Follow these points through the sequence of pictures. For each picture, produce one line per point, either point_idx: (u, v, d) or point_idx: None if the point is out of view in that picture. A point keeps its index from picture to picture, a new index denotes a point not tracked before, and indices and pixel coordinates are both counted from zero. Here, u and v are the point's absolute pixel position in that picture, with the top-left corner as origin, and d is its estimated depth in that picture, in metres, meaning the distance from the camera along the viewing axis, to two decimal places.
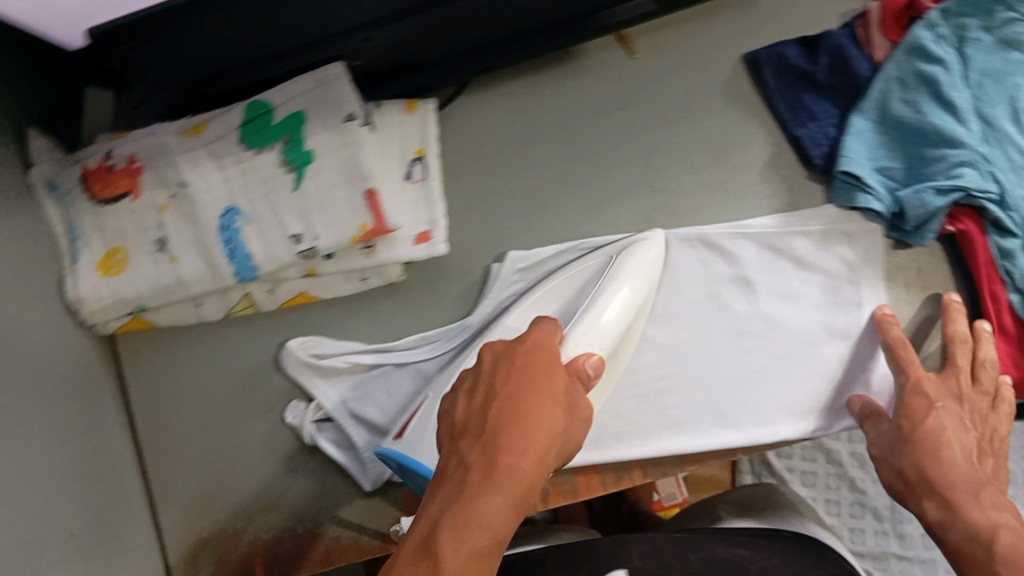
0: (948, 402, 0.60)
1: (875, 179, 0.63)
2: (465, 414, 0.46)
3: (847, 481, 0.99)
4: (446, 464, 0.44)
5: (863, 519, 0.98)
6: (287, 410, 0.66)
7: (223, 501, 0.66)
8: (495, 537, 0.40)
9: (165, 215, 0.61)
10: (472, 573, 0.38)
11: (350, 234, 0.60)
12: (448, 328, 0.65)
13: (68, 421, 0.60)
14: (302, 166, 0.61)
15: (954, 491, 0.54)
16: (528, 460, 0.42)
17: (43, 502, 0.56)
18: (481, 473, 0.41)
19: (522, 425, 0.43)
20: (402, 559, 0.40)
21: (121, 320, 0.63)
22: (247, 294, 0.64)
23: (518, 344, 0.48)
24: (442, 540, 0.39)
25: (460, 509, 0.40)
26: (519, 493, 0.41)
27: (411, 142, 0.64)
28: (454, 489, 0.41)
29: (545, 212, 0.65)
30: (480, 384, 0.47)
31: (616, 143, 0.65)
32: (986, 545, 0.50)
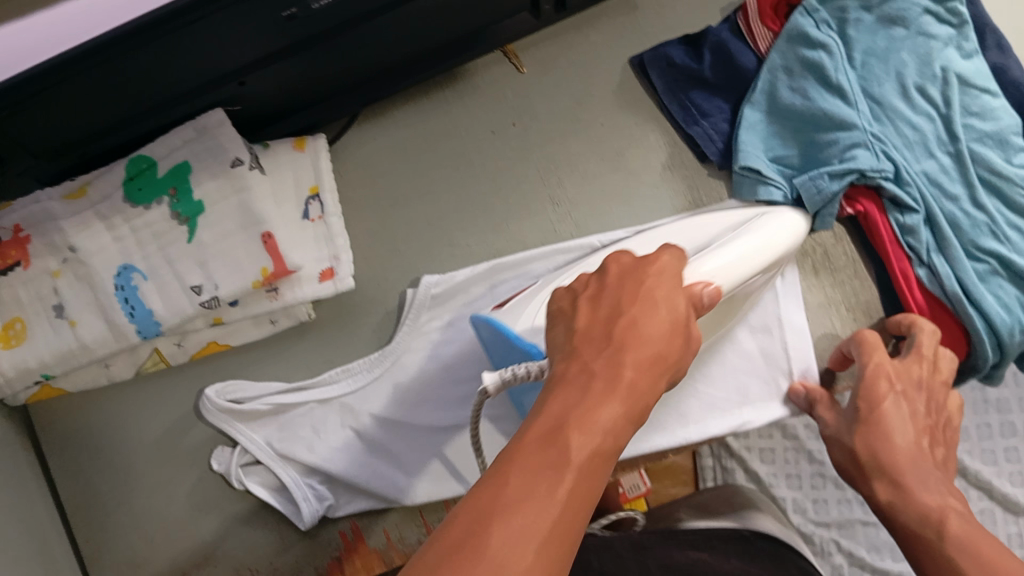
0: (907, 386, 0.56)
1: (775, 169, 0.63)
2: (584, 324, 0.38)
3: (806, 454, 0.83)
4: (555, 372, 0.36)
5: (825, 489, 0.82)
6: (213, 458, 0.64)
7: (158, 564, 0.64)
8: (616, 448, 0.33)
9: (60, 281, 0.59)
10: (597, 476, 0.32)
11: (252, 280, 0.59)
12: (367, 360, 0.64)
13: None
14: (195, 217, 0.60)
15: (899, 467, 0.50)
16: (643, 376, 0.35)
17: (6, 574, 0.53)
18: (608, 379, 0.35)
19: (633, 343, 0.36)
20: (513, 447, 0.32)
21: (30, 390, 0.61)
22: (155, 350, 0.63)
23: (639, 266, 0.41)
24: (570, 436, 0.32)
25: (583, 410, 0.33)
26: (636, 411, 0.35)
27: (305, 179, 0.63)
28: (576, 392, 0.34)
29: (451, 232, 0.65)
30: (601, 295, 0.40)
31: (514, 156, 0.66)
32: (937, 528, 0.44)
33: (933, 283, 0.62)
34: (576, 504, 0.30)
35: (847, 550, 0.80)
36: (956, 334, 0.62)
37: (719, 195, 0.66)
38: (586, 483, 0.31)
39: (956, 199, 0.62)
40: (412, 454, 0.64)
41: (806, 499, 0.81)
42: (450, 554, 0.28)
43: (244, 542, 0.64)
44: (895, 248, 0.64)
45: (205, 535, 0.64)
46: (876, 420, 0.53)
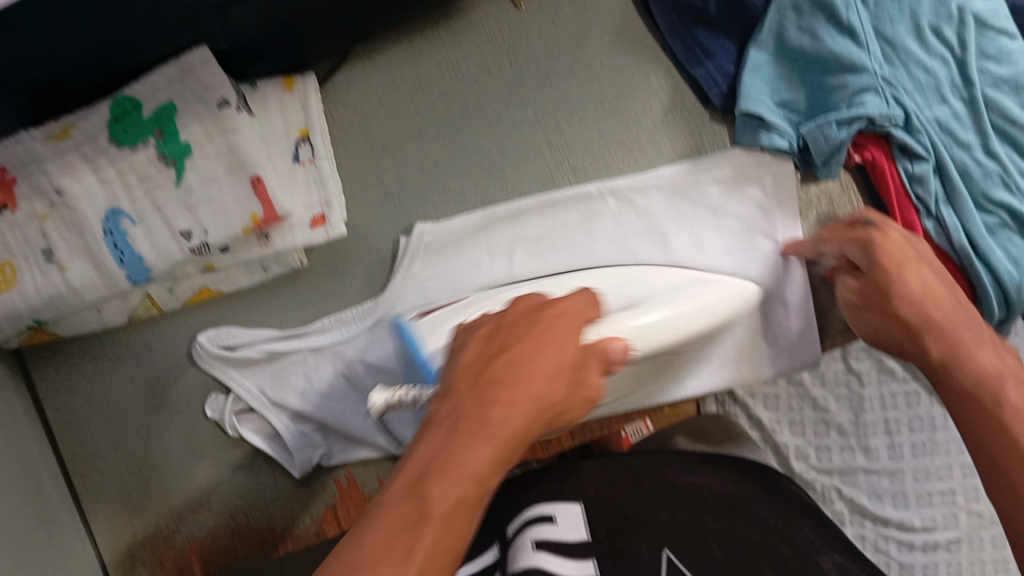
0: (925, 253, 0.54)
1: (778, 115, 0.61)
2: (467, 360, 0.39)
3: (811, 401, 0.81)
4: (431, 410, 0.38)
5: (828, 436, 0.80)
6: (207, 404, 0.64)
7: (154, 503, 0.65)
8: (481, 493, 0.35)
9: (48, 224, 0.58)
10: (461, 524, 0.33)
11: (241, 225, 0.59)
12: (364, 308, 0.63)
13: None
14: (182, 159, 0.59)
15: (954, 327, 0.49)
16: (519, 416, 0.36)
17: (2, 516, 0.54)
18: (478, 420, 0.36)
19: (515, 379, 0.37)
20: (381, 504, 0.34)
21: (21, 334, 0.61)
22: (146, 296, 0.62)
23: (543, 308, 0.43)
24: (427, 490, 0.34)
25: (450, 454, 0.34)
26: (508, 452, 0.36)
27: (294, 121, 0.62)
28: (442, 435, 0.35)
29: (443, 177, 0.64)
30: (502, 329, 0.41)
31: (509, 98, 0.64)
32: (995, 396, 0.44)
33: (941, 236, 0.60)
34: (433, 561, 0.32)
35: (848, 498, 0.79)
36: (961, 289, 0.60)
37: (721, 141, 0.64)
38: (443, 537, 0.33)
39: (968, 146, 0.60)
40: (404, 403, 0.64)
41: (809, 445, 0.80)
42: None
43: (237, 485, 0.65)
44: (902, 198, 0.61)
45: (201, 477, 0.65)
46: (904, 283, 0.52)
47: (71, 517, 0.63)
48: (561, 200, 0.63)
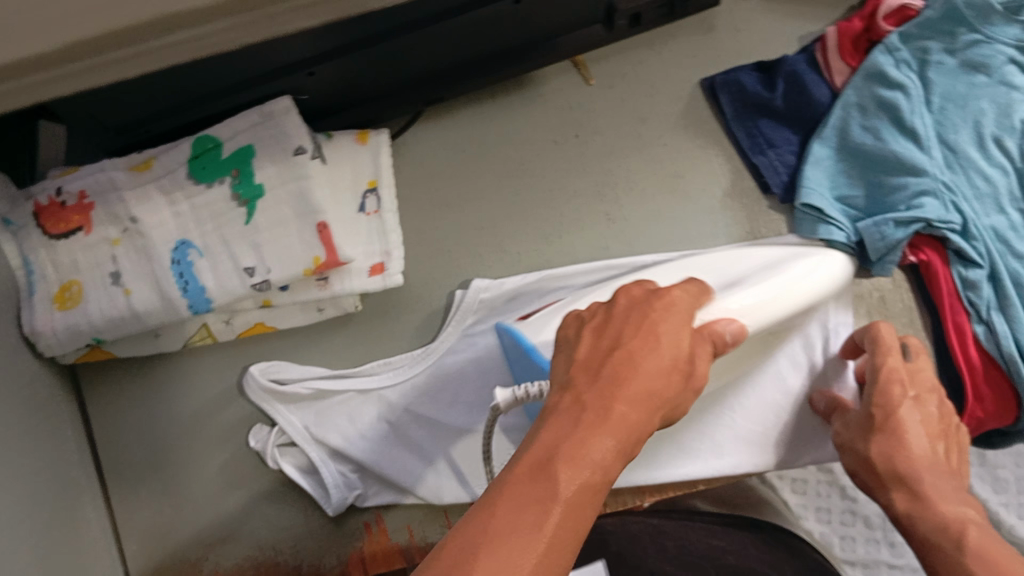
0: (914, 395, 0.55)
1: (840, 208, 0.62)
2: (583, 354, 0.39)
3: (839, 489, 0.80)
4: (549, 403, 0.38)
5: (854, 527, 0.79)
6: (251, 435, 0.66)
7: (185, 531, 0.65)
8: (606, 482, 0.34)
9: (118, 250, 0.60)
10: (584, 512, 0.33)
11: (302, 267, 0.60)
12: (411, 355, 0.65)
13: (35, 442, 0.58)
14: (254, 200, 0.61)
15: (919, 474, 0.50)
16: (637, 407, 0.37)
17: (35, 525, 0.55)
18: (600, 411, 0.36)
19: (630, 373, 0.37)
20: (502, 480, 0.33)
21: (78, 351, 0.63)
22: (204, 325, 0.64)
23: (652, 296, 0.42)
24: (557, 472, 0.33)
25: (574, 443, 0.34)
26: (628, 444, 0.36)
27: (364, 173, 0.64)
28: (566, 425, 0.35)
29: (500, 237, 0.65)
30: (608, 321, 0.41)
31: (570, 167, 0.66)
32: (953, 539, 0.44)
33: (991, 342, 0.60)
34: (564, 539, 0.32)
35: None
36: (1006, 397, 0.60)
37: (777, 229, 0.64)
38: (570, 523, 0.32)
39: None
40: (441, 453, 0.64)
41: (834, 534, 0.79)
42: None
43: (268, 520, 0.66)
44: (955, 301, 0.62)
45: (233, 509, 0.66)
46: (884, 427, 0.53)
47: (104, 534, 0.64)
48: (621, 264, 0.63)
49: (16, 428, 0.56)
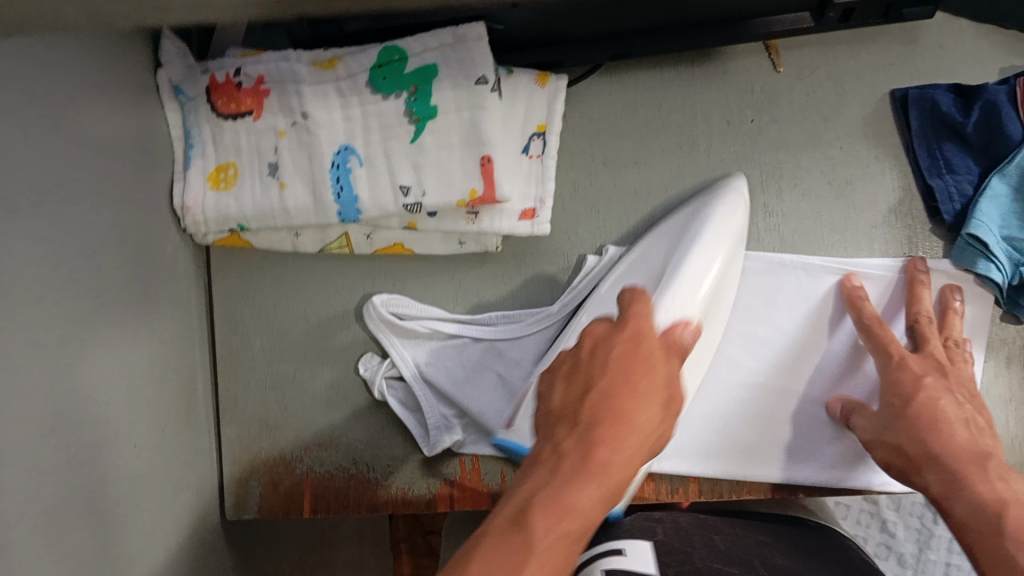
0: (936, 377, 0.58)
1: (1003, 248, 0.60)
2: (558, 403, 0.43)
3: (879, 522, 0.89)
4: (536, 454, 0.41)
5: (887, 561, 0.88)
6: (361, 362, 0.66)
7: (284, 428, 0.66)
8: (588, 524, 0.39)
9: (283, 141, 0.61)
10: (561, 557, 0.37)
11: (457, 198, 0.60)
12: (534, 310, 0.65)
13: (159, 312, 0.59)
14: (426, 121, 0.60)
15: (959, 463, 0.53)
16: (623, 455, 0.40)
17: (144, 391, 0.56)
18: (581, 459, 0.40)
19: (616, 417, 0.41)
20: (483, 534, 0.38)
21: (220, 234, 0.63)
22: (345, 234, 0.64)
23: (617, 331, 0.45)
24: (532, 522, 0.37)
25: (554, 492, 0.38)
26: (611, 488, 0.40)
27: (535, 116, 0.63)
28: (544, 473, 0.40)
29: (651, 207, 0.64)
30: (579, 366, 0.44)
31: (737, 152, 0.64)
32: (995, 517, 0.47)
33: None
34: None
35: None
36: None
37: (934, 251, 0.63)
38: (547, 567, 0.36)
39: None
40: None
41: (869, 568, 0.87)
42: None
43: (367, 436, 0.66)
44: None
45: (333, 418, 0.66)
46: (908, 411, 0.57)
47: (207, 415, 0.65)
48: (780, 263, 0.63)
49: (144, 304, 0.57)
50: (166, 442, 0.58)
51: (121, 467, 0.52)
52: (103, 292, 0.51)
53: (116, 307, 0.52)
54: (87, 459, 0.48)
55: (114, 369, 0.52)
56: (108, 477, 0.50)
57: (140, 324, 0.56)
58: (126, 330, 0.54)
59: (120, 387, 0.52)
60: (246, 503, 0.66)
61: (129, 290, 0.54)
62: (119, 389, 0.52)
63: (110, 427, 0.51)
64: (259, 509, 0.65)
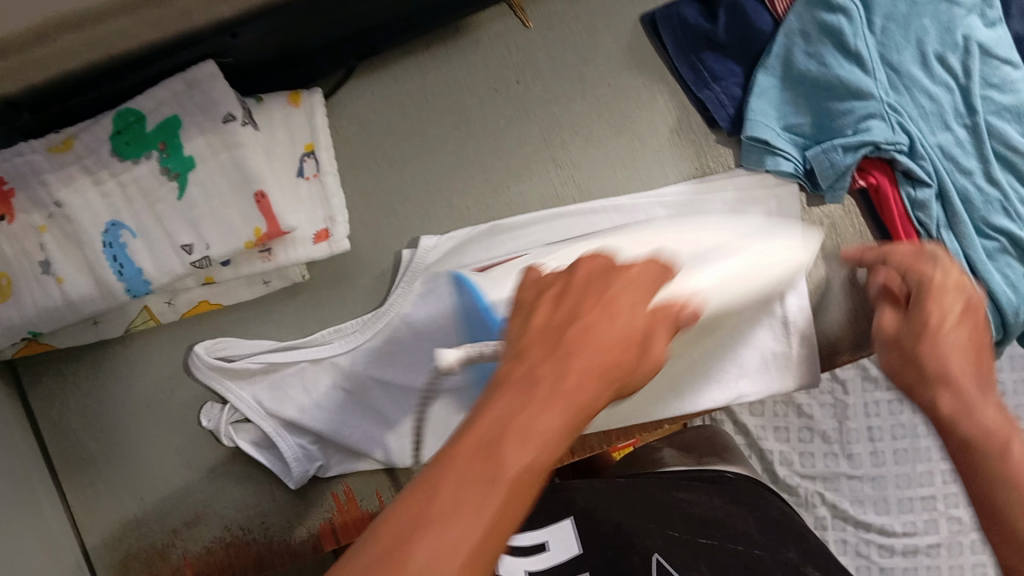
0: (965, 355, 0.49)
1: (788, 139, 0.62)
2: (537, 326, 0.37)
3: (794, 408, 0.88)
4: (497, 373, 0.35)
5: (812, 442, 0.88)
6: (202, 415, 0.64)
7: (150, 519, 0.64)
8: (556, 458, 0.32)
9: (46, 236, 0.57)
10: (526, 495, 0.31)
11: (244, 240, 0.58)
12: (361, 319, 0.63)
13: None
14: (185, 173, 0.58)
15: (964, 382, 0.48)
16: (591, 388, 0.35)
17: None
18: (553, 388, 0.33)
19: (585, 351, 0.36)
20: (441, 456, 0.31)
21: (15, 346, 0.60)
22: (145, 308, 0.61)
23: (610, 271, 0.42)
24: (502, 448, 0.31)
25: (519, 416, 0.32)
26: (579, 420, 0.34)
27: (299, 137, 0.61)
28: (515, 397, 0.33)
29: (445, 193, 0.64)
30: (562, 297, 0.39)
31: (512, 116, 0.64)
32: None
33: None
34: (504, 523, 0.30)
35: (831, 503, 0.87)
36: None
37: (726, 162, 0.65)
38: (512, 505, 0.30)
39: (971, 172, 0.61)
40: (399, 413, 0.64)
41: (792, 451, 0.88)
42: None
43: (235, 499, 0.64)
44: (904, 222, 0.62)
45: (196, 492, 0.64)
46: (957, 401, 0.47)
47: (66, 531, 0.62)
48: (588, 210, 0.62)
49: None
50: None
51: None
52: None
53: None
54: None
55: None
56: None
57: None
58: None
59: None
60: None
61: None
62: None
63: None
64: None
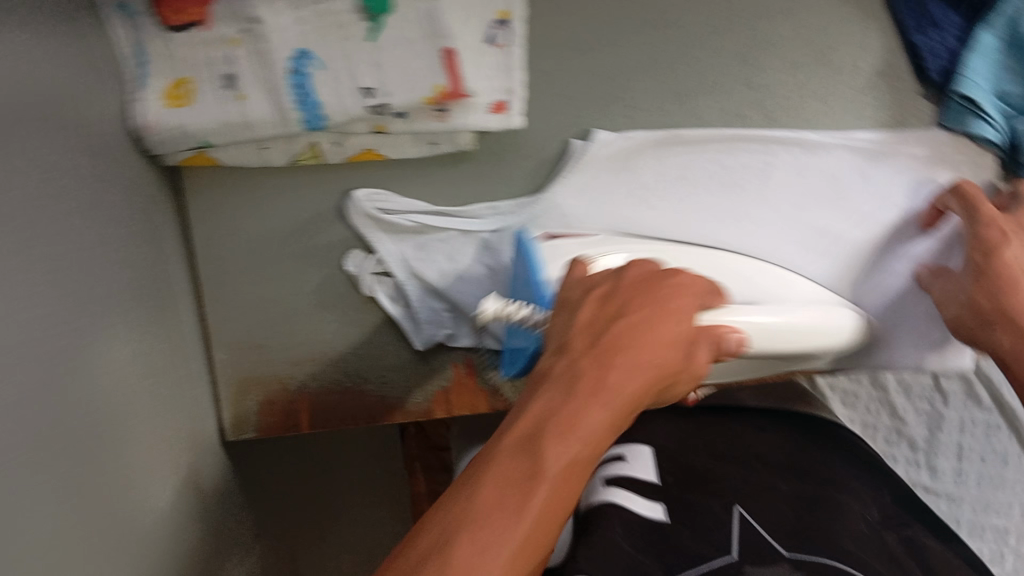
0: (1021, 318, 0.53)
1: (996, 106, 0.59)
2: (584, 322, 0.42)
3: (889, 407, 0.81)
4: (546, 367, 0.40)
5: (898, 447, 0.81)
6: (348, 257, 0.66)
7: (278, 347, 0.68)
8: (593, 452, 0.37)
9: (237, 51, 0.58)
10: (568, 483, 0.36)
11: (422, 95, 0.58)
12: (518, 206, 0.65)
13: (133, 249, 0.57)
14: (380, 16, 0.57)
15: None
16: (638, 383, 0.39)
17: (131, 334, 0.55)
18: (593, 385, 0.38)
19: (637, 347, 0.40)
20: (493, 450, 0.37)
21: (185, 154, 0.62)
22: (313, 144, 0.62)
23: (667, 275, 0.45)
24: (545, 445, 0.36)
25: (565, 412, 0.37)
26: (620, 416, 0.38)
27: (496, 0, 0.58)
28: (559, 392, 0.38)
29: (626, 92, 0.62)
30: (614, 295, 0.43)
31: (714, 25, 0.60)
32: None
33: None
34: (545, 517, 0.35)
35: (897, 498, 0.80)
36: None
37: (924, 119, 0.62)
38: (552, 496, 0.35)
39: None
40: None
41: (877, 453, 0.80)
42: (421, 562, 0.33)
43: (359, 346, 0.68)
44: None
45: (325, 330, 0.68)
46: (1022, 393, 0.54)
47: (197, 337, 0.66)
48: (773, 140, 0.62)
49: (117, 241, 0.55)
50: (161, 383, 0.58)
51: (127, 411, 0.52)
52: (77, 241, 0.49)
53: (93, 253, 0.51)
54: (93, 410, 0.47)
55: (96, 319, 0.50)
56: (115, 424, 0.50)
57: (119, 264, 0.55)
58: (101, 273, 0.52)
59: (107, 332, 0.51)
60: (246, 423, 0.68)
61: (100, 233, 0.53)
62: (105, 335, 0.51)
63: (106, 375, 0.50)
64: (259, 429, 0.68)
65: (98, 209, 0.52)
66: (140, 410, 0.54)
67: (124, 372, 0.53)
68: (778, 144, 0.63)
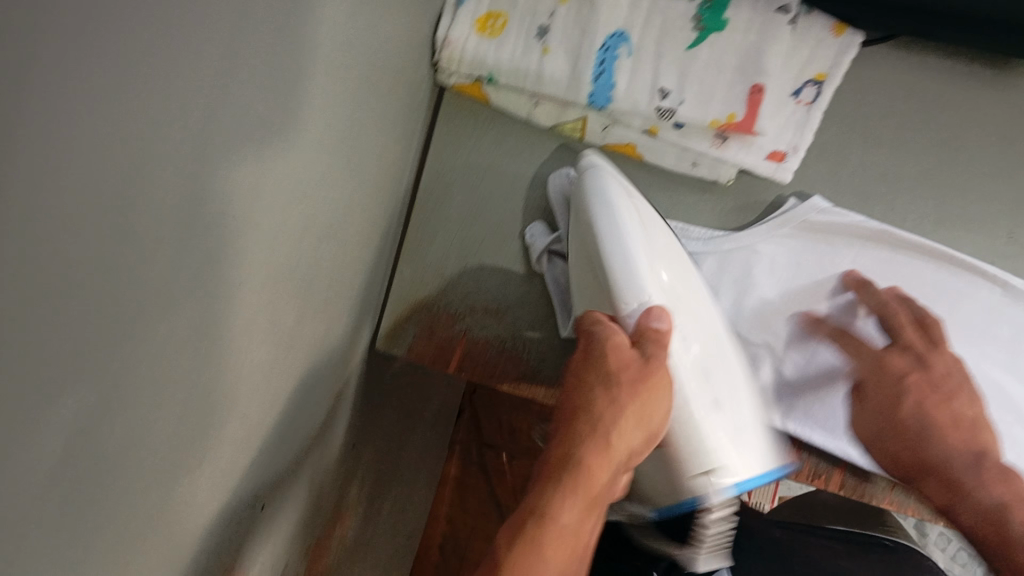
0: (913, 379, 0.55)
1: None
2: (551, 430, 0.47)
3: None
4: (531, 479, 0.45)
5: None
6: (528, 228, 0.67)
7: (456, 288, 0.67)
8: (571, 542, 0.41)
9: (562, 9, 0.60)
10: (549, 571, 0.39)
11: (714, 117, 0.59)
12: (715, 235, 0.63)
13: (385, 132, 0.58)
14: (710, 32, 0.59)
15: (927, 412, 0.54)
16: (603, 466, 0.42)
17: (347, 204, 0.55)
18: (547, 481, 0.42)
19: (592, 429, 0.43)
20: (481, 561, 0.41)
21: (463, 79, 0.64)
22: (583, 118, 0.63)
23: (598, 348, 0.48)
24: (511, 541, 0.40)
25: (528, 507, 0.41)
26: (596, 502, 0.42)
27: (817, 62, 0.60)
28: (528, 495, 0.43)
29: (894, 192, 0.62)
30: (567, 389, 0.48)
31: (1002, 169, 0.61)
32: (999, 529, 0.48)
33: None
34: None
35: None
36: None
37: None
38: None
39: None
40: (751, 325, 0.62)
41: None
42: None
43: (531, 321, 0.67)
44: None
45: (504, 293, 0.67)
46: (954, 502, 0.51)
47: (390, 248, 0.67)
48: (977, 271, 0.60)
49: (381, 115, 0.57)
50: (345, 263, 0.58)
51: (307, 270, 0.51)
52: (354, 99, 0.51)
53: (355, 120, 0.52)
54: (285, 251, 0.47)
55: (331, 171, 0.50)
56: (293, 275, 0.49)
57: (370, 134, 0.56)
58: (354, 137, 0.53)
59: (330, 185, 0.51)
60: (398, 340, 0.67)
61: (368, 103, 0.54)
62: (327, 191, 0.51)
63: (306, 234, 0.49)
64: (409, 351, 0.67)
65: (377, 83, 0.54)
66: (322, 274, 0.54)
67: (330, 231, 0.54)
68: (985, 280, 0.61)
